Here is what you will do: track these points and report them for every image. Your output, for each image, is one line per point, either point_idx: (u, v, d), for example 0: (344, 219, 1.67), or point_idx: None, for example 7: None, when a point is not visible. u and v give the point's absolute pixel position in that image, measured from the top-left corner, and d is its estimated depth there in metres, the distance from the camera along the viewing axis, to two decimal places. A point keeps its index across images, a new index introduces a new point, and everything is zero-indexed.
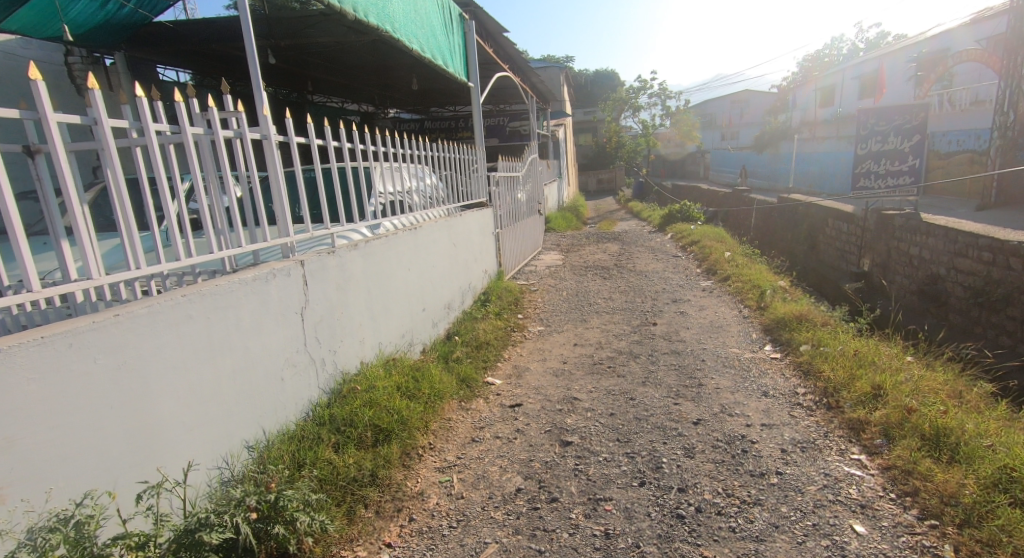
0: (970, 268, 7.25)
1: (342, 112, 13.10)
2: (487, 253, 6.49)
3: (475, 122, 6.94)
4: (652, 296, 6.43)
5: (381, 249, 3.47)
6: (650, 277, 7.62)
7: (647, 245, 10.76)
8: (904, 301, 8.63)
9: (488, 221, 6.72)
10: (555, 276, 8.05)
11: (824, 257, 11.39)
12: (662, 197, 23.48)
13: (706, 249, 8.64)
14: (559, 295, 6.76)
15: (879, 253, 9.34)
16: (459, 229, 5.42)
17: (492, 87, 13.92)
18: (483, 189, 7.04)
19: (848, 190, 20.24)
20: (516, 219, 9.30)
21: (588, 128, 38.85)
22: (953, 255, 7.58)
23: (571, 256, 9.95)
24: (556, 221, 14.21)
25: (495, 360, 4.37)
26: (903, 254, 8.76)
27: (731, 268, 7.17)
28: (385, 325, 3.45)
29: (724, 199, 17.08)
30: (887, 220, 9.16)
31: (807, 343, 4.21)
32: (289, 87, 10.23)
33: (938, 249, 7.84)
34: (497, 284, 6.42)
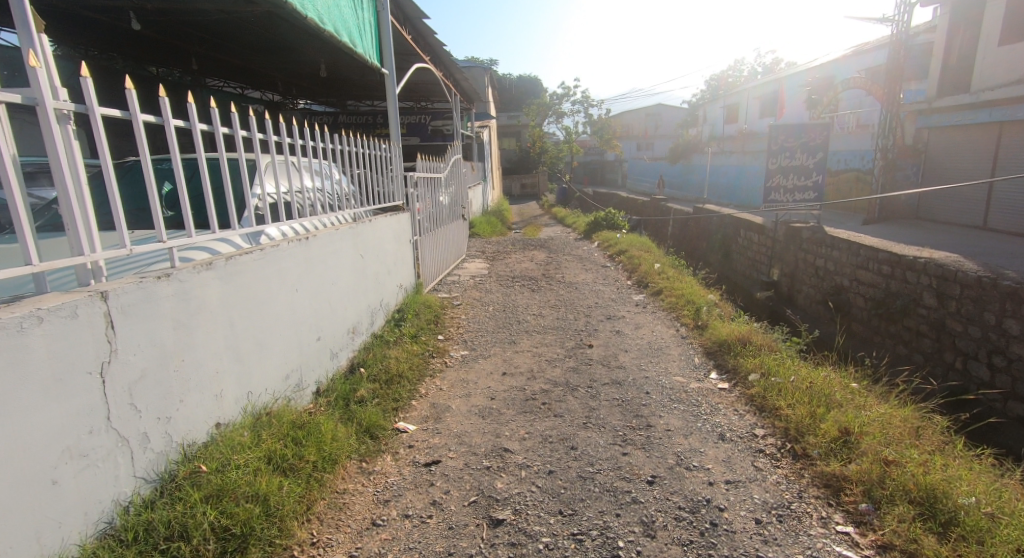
0: (871, 280, 7.40)
1: (243, 98, 11.74)
2: (403, 264, 5.72)
3: (391, 116, 6.13)
4: (583, 312, 5.91)
5: (255, 267, 2.66)
6: (579, 290, 7.12)
7: (574, 253, 10.38)
8: (810, 310, 8.81)
9: (404, 228, 5.95)
10: (478, 288, 7.36)
11: (738, 266, 11.52)
12: (585, 203, 23.53)
13: (636, 259, 8.35)
14: (482, 311, 6.07)
15: (790, 263, 9.50)
16: (368, 237, 4.62)
17: (411, 82, 13.06)
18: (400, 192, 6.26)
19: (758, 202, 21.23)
20: (437, 224, 8.52)
21: (511, 132, 38.69)
22: (855, 267, 7.75)
23: (496, 265, 9.31)
24: (480, 226, 13.56)
25: (407, 399, 3.64)
26: (811, 265, 8.93)
27: (662, 281, 6.86)
28: (260, 366, 2.66)
29: (645, 207, 17.19)
30: (797, 232, 9.32)
31: (756, 371, 3.70)
32: (174, 64, 8.90)
33: (843, 262, 8.01)
34: (414, 299, 5.65)
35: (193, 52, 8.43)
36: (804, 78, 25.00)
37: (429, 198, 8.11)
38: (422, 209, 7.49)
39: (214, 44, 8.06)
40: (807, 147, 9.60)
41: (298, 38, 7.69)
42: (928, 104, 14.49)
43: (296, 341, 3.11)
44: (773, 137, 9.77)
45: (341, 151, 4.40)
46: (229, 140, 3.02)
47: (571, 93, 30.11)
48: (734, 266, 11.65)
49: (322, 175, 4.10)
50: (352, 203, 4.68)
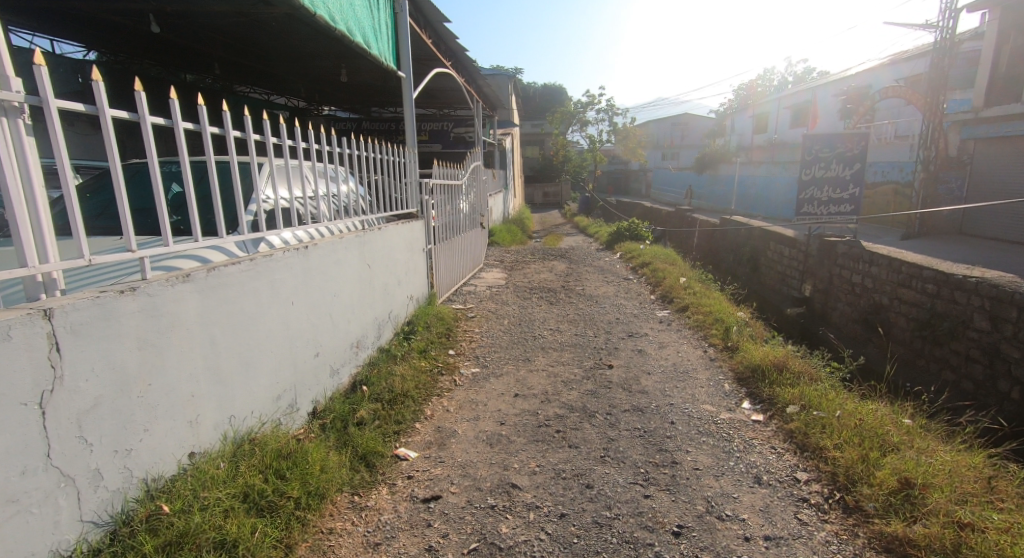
0: (913, 299, 6.93)
1: (267, 104, 11.75)
2: (415, 275, 5.49)
3: (408, 120, 5.92)
4: (603, 328, 5.59)
5: (244, 278, 2.44)
6: (600, 305, 6.80)
7: (595, 264, 10.07)
8: (845, 329, 8.33)
9: (418, 237, 5.72)
10: (495, 299, 7.09)
11: (766, 281, 11.06)
12: (608, 213, 23.14)
13: (660, 272, 7.99)
14: (497, 325, 5.79)
15: (822, 279, 9.04)
16: (378, 247, 4.40)
17: (434, 88, 12.96)
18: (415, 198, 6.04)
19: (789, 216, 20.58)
20: (454, 232, 8.29)
21: (534, 141, 38.54)
22: (896, 285, 7.28)
23: (513, 275, 9.04)
24: (500, 235, 13.32)
25: (411, 422, 3.39)
26: (846, 282, 8.46)
27: (687, 297, 6.51)
28: (247, 386, 2.43)
29: (670, 217, 16.75)
30: (830, 247, 8.87)
31: (794, 403, 3.36)
32: (196, 69, 8.88)
33: (881, 279, 7.55)
34: (426, 311, 5.42)
35: (214, 56, 8.39)
36: (838, 88, 24.26)
37: (446, 206, 7.90)
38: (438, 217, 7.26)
39: (235, 49, 8.01)
40: (843, 158, 9.16)
41: (317, 41, 7.58)
42: (973, 114, 13.86)
43: (290, 358, 2.88)
44: (807, 148, 9.31)
45: (352, 155, 4.20)
46: (226, 142, 2.82)
47: (596, 102, 29.79)
48: (763, 280, 11.17)
49: (329, 180, 3.88)
50: (364, 210, 4.47)
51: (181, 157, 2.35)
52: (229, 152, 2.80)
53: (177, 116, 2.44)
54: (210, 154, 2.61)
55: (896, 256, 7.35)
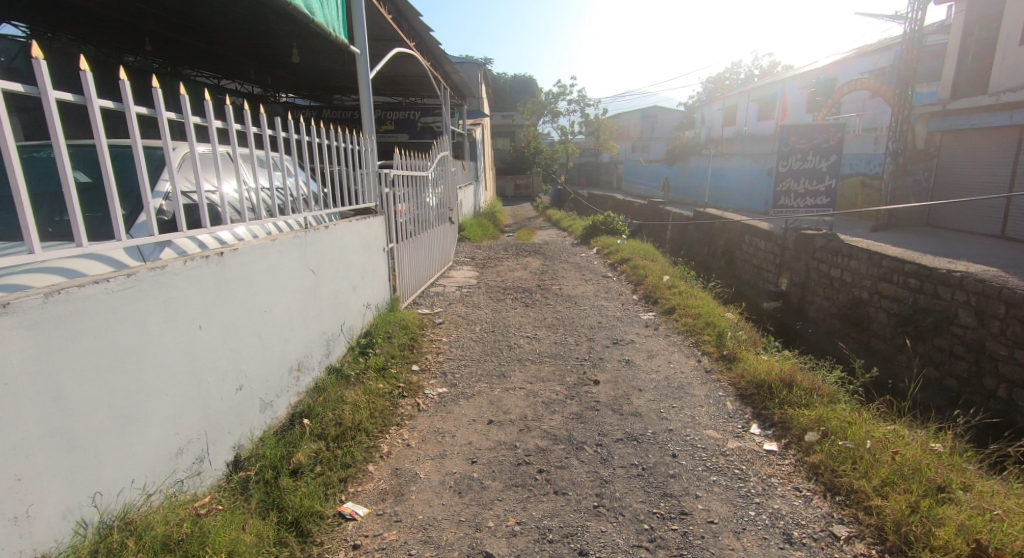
0: (897, 295, 6.63)
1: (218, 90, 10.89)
2: (373, 277, 4.83)
3: (364, 103, 5.26)
4: (585, 335, 5.05)
5: (116, 302, 1.82)
6: (579, 307, 6.26)
7: (572, 260, 9.59)
8: (823, 324, 8.02)
9: (376, 233, 5.04)
10: (465, 302, 6.49)
11: (742, 275, 10.75)
12: (580, 206, 22.69)
13: (642, 269, 7.51)
14: (467, 333, 5.19)
15: (799, 272, 8.72)
16: (324, 247, 3.74)
17: (398, 74, 12.23)
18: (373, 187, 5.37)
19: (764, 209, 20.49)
20: (421, 227, 7.65)
21: (506, 132, 38.02)
22: (877, 280, 6.96)
23: (485, 274, 8.44)
24: (470, 229, 12.67)
25: (360, 465, 2.79)
26: (824, 276, 8.16)
27: (672, 296, 6.06)
28: (122, 448, 1.82)
29: (644, 210, 16.36)
30: (807, 240, 8.55)
31: (814, 427, 2.86)
32: (128, 45, 8.01)
33: (862, 273, 7.23)
34: (385, 319, 4.79)
35: (147, 30, 7.54)
36: (806, 80, 24.22)
37: (412, 199, 7.26)
38: (403, 212, 6.63)
39: (170, 21, 7.20)
40: (819, 149, 8.87)
41: (264, 14, 6.83)
42: (942, 106, 13.71)
43: (198, 397, 2.27)
44: (783, 138, 8.98)
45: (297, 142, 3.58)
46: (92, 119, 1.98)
47: (567, 92, 29.27)
48: (741, 275, 10.86)
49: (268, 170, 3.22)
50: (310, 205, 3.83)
51: (50, 139, 1.81)
52: (133, 132, 2.11)
53: (42, 81, 1.84)
54: (103, 135, 2.00)
55: (880, 248, 7.05)
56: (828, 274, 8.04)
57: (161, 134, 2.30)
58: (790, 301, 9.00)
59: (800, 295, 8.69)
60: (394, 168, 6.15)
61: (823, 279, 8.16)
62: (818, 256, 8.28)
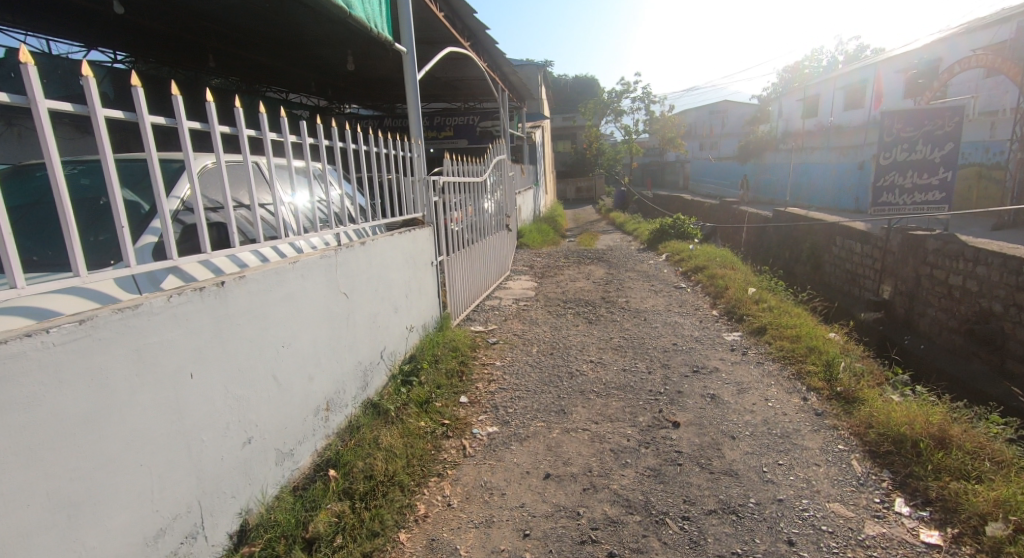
0: None
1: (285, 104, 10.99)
2: (419, 294, 4.37)
3: (411, 106, 4.87)
4: (658, 361, 4.38)
5: (53, 360, 1.41)
6: (650, 325, 5.57)
7: (639, 268, 8.88)
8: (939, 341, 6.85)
9: (422, 244, 4.60)
10: (522, 318, 5.96)
11: (832, 282, 9.60)
12: (645, 208, 21.68)
13: (721, 281, 6.68)
14: (523, 355, 4.66)
15: (905, 280, 7.55)
16: (359, 266, 3.28)
17: (455, 77, 11.92)
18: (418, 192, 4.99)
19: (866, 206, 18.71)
20: (477, 235, 7.21)
21: (567, 135, 37.46)
22: (1012, 290, 5.76)
23: (545, 284, 7.90)
24: (529, 236, 12.17)
25: (391, 536, 2.29)
26: (938, 284, 6.95)
27: (759, 312, 5.28)
28: (63, 548, 1.42)
29: (715, 211, 15.26)
30: (917, 242, 7.36)
31: (991, 518, 2.17)
32: (189, 62, 8.01)
33: (992, 281, 6.04)
34: (433, 342, 4.34)
35: (205, 45, 7.49)
36: (905, 62, 21.96)
37: (467, 206, 6.84)
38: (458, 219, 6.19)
39: (227, 35, 7.14)
40: (930, 137, 7.61)
41: (316, 22, 6.61)
42: None
43: (189, 461, 1.82)
44: (884, 126, 7.80)
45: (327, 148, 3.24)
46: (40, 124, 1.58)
47: (632, 89, 28.10)
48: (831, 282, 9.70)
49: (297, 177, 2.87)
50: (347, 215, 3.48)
51: None
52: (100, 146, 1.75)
53: None
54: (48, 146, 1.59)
55: (1014, 251, 5.84)
56: (942, 281, 6.83)
57: (144, 142, 1.93)
58: (892, 312, 7.81)
59: (907, 306, 7.51)
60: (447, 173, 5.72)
61: (936, 288, 6.95)
62: (929, 262, 7.09)
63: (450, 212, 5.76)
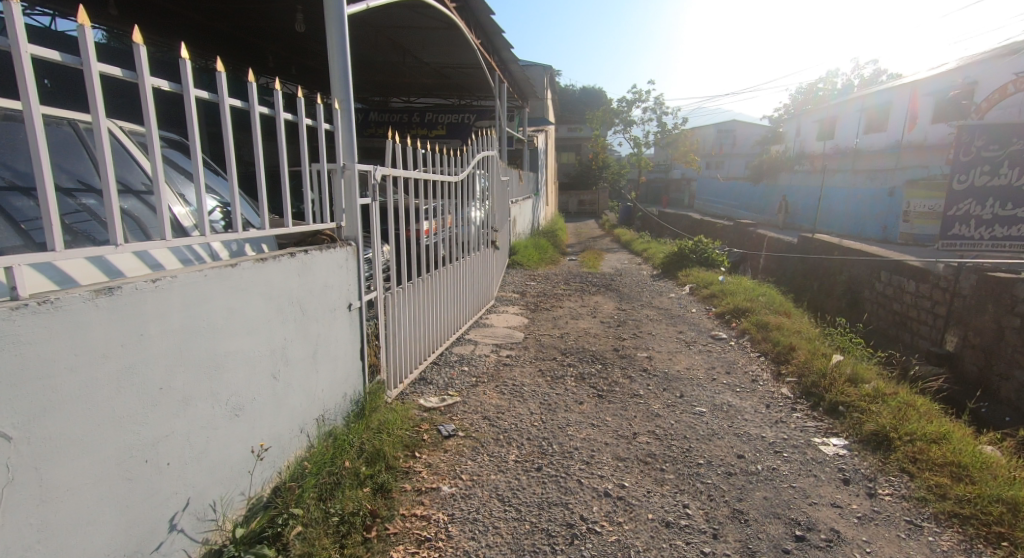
0: None
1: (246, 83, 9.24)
2: (314, 364, 2.45)
3: (333, 53, 3.07)
4: (726, 506, 2.52)
5: None
6: (689, 408, 3.69)
7: (656, 303, 7.09)
8: None
9: (335, 276, 2.68)
10: (499, 383, 4.08)
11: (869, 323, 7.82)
12: (652, 225, 19.92)
13: (785, 340, 4.80)
14: (486, 469, 2.78)
15: (980, 332, 5.78)
16: (91, 349, 1.39)
17: (445, 62, 10.16)
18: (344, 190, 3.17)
19: (897, 237, 17.11)
20: (453, 255, 5.42)
21: (570, 146, 36.29)
22: None
23: (537, 321, 6.09)
24: (524, 253, 10.32)
25: None
26: None
27: (854, 402, 3.46)
28: None
29: (731, 233, 13.48)
30: (1001, 285, 5.59)
31: None
32: (93, 12, 6.15)
33: None
34: (330, 455, 2.45)
35: None
36: (938, 84, 20.34)
37: (443, 214, 5.06)
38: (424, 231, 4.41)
39: None
40: None
41: None
42: None
43: None
44: (956, 141, 5.99)
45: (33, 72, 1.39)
46: None
47: (644, 98, 26.32)
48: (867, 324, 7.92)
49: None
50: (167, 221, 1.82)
51: None
52: None
53: None
54: None
55: None
56: None
57: None
58: (960, 370, 6.08)
59: (981, 364, 5.75)
60: (405, 171, 3.98)
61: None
62: (1017, 312, 5.38)
63: (397, 221, 3.97)
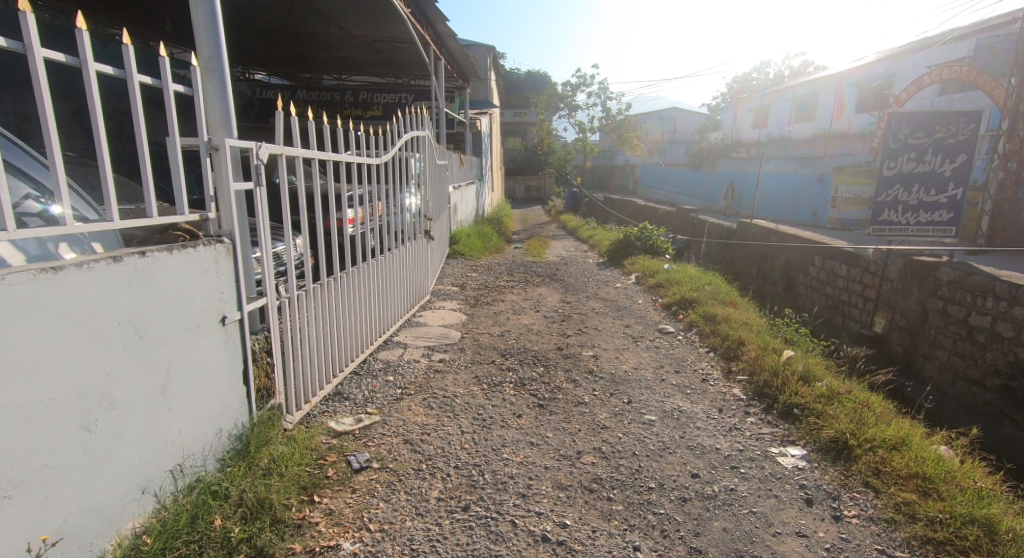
0: None
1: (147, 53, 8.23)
2: (160, 401, 1.88)
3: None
4: (679, 545, 2.16)
5: None
6: (637, 417, 3.34)
7: (602, 295, 6.74)
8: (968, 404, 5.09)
9: (196, 285, 2.07)
10: (428, 395, 3.58)
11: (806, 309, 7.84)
12: (598, 211, 19.80)
13: (736, 335, 4.52)
14: (400, 513, 2.30)
15: (908, 315, 5.85)
16: None
17: (375, 35, 9.40)
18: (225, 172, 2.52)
19: (826, 222, 17.67)
20: (382, 245, 4.89)
21: (516, 131, 35.81)
22: None
23: (475, 318, 5.62)
24: (466, 243, 9.80)
25: None
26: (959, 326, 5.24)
27: (811, 404, 3.19)
28: None
29: (674, 218, 13.41)
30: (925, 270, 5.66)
31: None
32: None
33: None
34: (184, 518, 1.89)
35: None
36: (860, 74, 21.12)
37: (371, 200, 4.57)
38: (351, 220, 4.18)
39: None
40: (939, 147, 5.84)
41: None
42: None
43: None
44: (884, 130, 5.98)
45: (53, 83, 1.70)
46: None
47: (588, 83, 26.12)
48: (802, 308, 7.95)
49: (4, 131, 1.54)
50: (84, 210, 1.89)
51: None
52: None
53: None
54: None
55: None
56: (960, 320, 5.22)
57: None
58: (888, 351, 6.16)
59: (906, 345, 5.86)
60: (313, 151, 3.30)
61: (950, 328, 5.35)
62: (940, 295, 5.45)
63: (287, 207, 3.24)
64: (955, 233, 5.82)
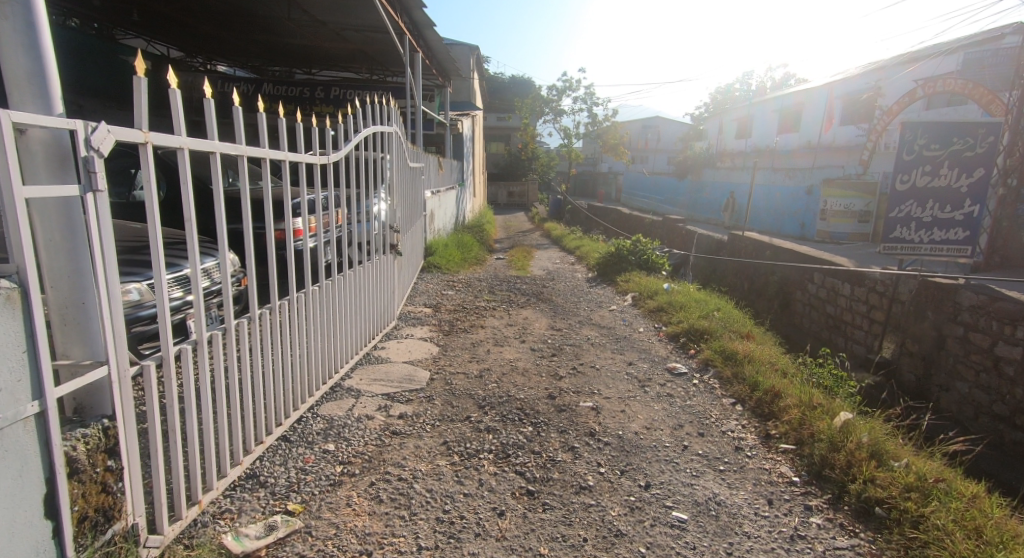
0: None
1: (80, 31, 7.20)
2: None
3: None
4: None
5: None
6: (663, 514, 2.44)
7: (596, 321, 5.84)
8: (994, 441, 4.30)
9: None
10: (379, 477, 2.65)
11: (806, 329, 7.05)
12: (582, 219, 19.04)
13: (768, 384, 3.66)
14: None
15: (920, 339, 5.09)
16: None
17: (344, 21, 8.44)
18: (41, 172, 1.59)
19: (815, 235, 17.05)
20: (338, 260, 3.96)
21: (499, 135, 35.10)
22: None
23: (447, 352, 4.67)
24: (443, 254, 8.84)
25: None
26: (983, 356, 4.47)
27: (900, 499, 2.37)
28: None
29: (660, 228, 12.67)
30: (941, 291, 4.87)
31: None
32: None
33: None
34: None
35: None
36: (849, 86, 20.62)
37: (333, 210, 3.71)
38: (303, 231, 3.55)
39: None
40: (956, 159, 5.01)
41: None
42: None
43: None
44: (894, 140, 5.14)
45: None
46: None
47: (574, 87, 25.43)
48: (800, 327, 7.17)
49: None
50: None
51: None
52: None
53: None
54: None
55: None
56: (982, 349, 4.47)
57: None
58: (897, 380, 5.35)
59: (920, 372, 5.09)
60: (212, 142, 2.16)
61: (970, 357, 4.59)
62: (960, 320, 4.69)
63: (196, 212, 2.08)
64: (971, 253, 5.10)
